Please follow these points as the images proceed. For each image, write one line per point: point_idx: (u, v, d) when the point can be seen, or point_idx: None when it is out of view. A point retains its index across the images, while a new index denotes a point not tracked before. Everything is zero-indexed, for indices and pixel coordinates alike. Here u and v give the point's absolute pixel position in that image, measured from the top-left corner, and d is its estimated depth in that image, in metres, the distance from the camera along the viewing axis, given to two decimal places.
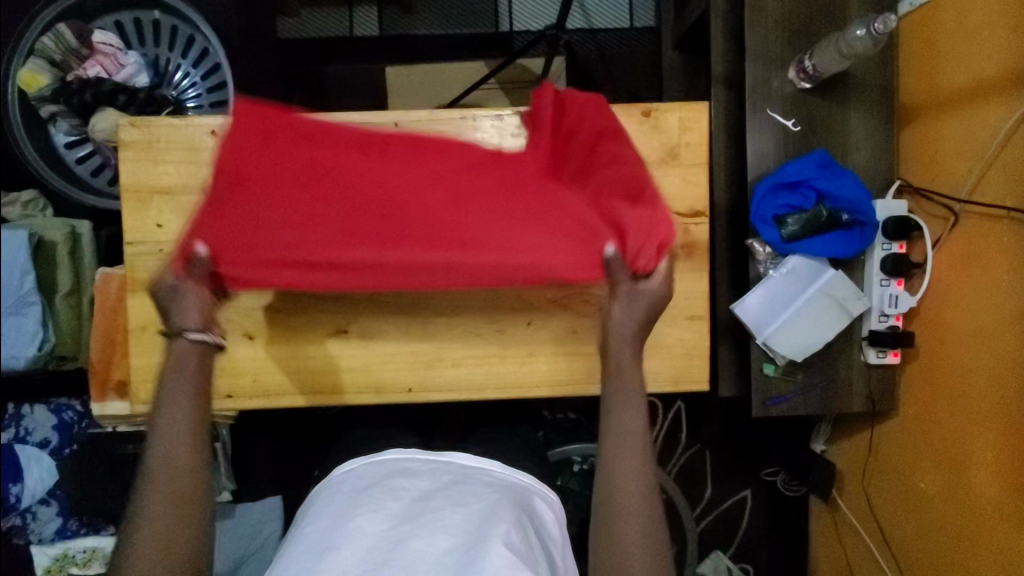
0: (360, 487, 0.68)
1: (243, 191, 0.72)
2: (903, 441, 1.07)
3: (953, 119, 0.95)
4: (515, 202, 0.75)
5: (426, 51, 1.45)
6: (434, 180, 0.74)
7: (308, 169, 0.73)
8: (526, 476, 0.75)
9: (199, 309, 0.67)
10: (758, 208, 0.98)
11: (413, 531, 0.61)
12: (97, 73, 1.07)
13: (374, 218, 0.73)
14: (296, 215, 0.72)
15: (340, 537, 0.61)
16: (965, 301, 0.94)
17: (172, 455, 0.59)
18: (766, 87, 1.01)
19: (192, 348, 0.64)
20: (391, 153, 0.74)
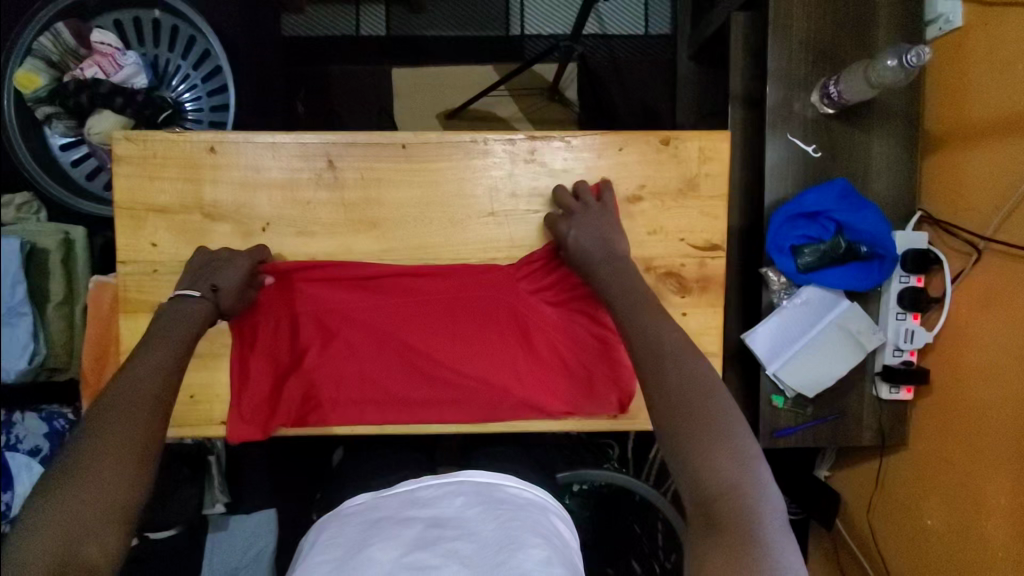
0: (373, 516, 0.66)
1: (261, 331, 0.77)
2: (913, 476, 1.05)
3: (980, 152, 0.91)
4: (508, 333, 0.79)
5: (434, 53, 1.41)
6: (435, 320, 0.78)
7: (316, 333, 0.77)
8: (543, 492, 0.72)
9: (233, 273, 0.72)
10: (774, 237, 0.95)
11: (428, 561, 0.58)
12: (95, 74, 1.03)
13: (380, 360, 0.77)
14: (309, 358, 0.77)
15: (352, 568, 0.58)
16: (984, 340, 0.91)
17: (133, 396, 0.59)
18: (787, 109, 0.97)
19: (200, 304, 0.69)
20: (396, 348, 0.78)
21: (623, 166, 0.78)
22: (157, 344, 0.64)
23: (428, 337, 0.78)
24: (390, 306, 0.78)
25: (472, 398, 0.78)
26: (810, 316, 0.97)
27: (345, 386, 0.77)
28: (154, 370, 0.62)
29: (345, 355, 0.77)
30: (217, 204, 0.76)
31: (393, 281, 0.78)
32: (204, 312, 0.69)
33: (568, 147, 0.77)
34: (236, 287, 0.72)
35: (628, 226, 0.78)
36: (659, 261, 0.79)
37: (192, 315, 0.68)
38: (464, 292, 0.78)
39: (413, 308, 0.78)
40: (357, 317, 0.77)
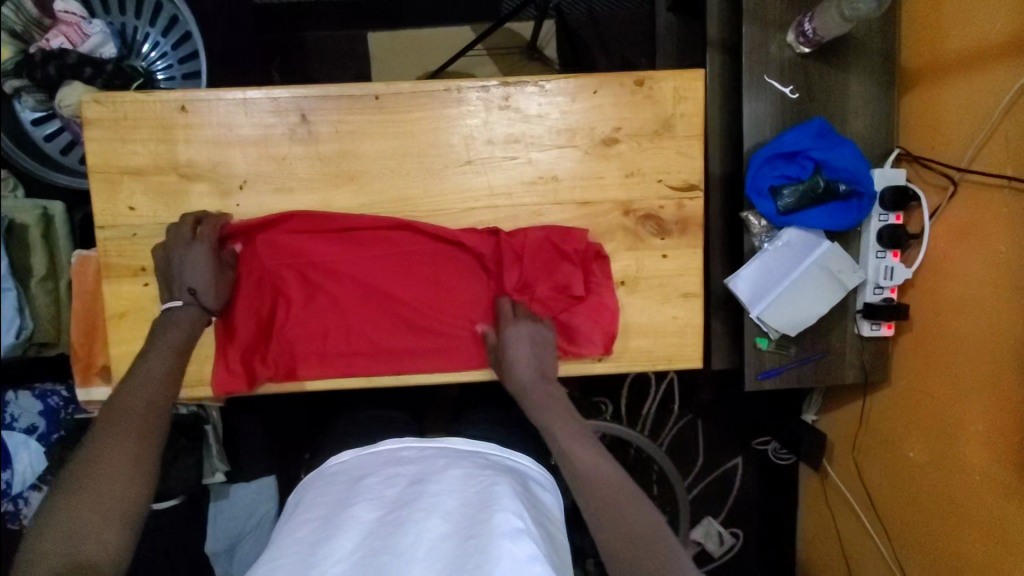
0: (357, 476, 0.68)
1: (241, 288, 0.77)
2: (896, 413, 1.07)
3: (955, 84, 0.91)
4: (490, 281, 0.80)
5: (409, 15, 1.38)
6: (418, 273, 0.79)
7: (299, 289, 0.78)
8: (525, 461, 0.74)
9: (207, 272, 0.72)
10: (753, 179, 0.96)
11: (410, 514, 0.59)
12: (61, 44, 1.02)
13: (364, 313, 0.78)
14: (293, 313, 0.78)
15: (336, 526, 0.60)
16: (961, 272, 0.93)
17: (142, 399, 0.63)
18: (763, 51, 0.97)
19: (189, 316, 0.71)
20: (381, 300, 0.79)
21: (598, 109, 0.78)
22: (148, 359, 0.67)
23: (412, 290, 0.79)
24: (371, 261, 0.78)
25: (459, 345, 0.79)
26: (792, 256, 0.98)
27: (333, 339, 0.78)
28: (144, 387, 0.64)
29: (330, 309, 0.78)
30: (192, 164, 0.76)
31: (374, 234, 0.78)
32: (196, 319, 0.72)
33: (542, 91, 0.77)
34: (207, 284, 0.72)
35: (606, 169, 0.79)
36: (638, 204, 0.80)
37: (183, 325, 0.71)
38: (445, 244, 0.79)
39: (396, 261, 0.78)
40: (340, 273, 0.78)
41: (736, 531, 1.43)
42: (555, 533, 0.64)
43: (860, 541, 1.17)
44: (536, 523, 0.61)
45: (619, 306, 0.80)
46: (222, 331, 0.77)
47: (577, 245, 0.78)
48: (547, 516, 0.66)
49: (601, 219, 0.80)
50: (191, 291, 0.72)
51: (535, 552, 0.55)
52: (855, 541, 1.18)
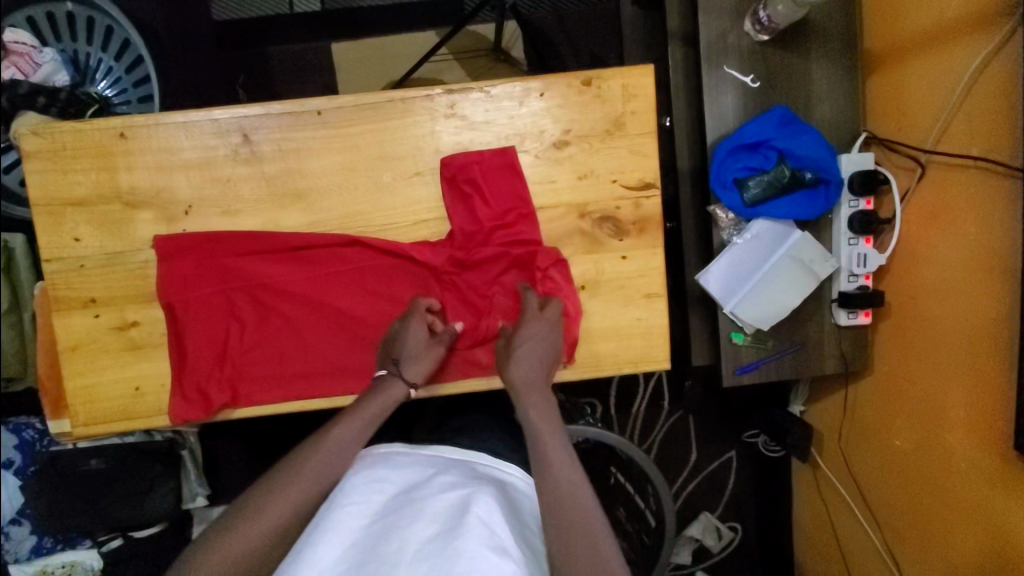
0: (340, 479, 0.61)
1: (190, 312, 0.76)
2: (881, 397, 1.05)
3: (916, 65, 0.90)
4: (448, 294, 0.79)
5: (371, 23, 1.37)
6: (374, 288, 0.78)
7: (254, 309, 0.77)
8: (515, 470, 0.67)
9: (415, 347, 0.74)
10: (717, 172, 0.94)
11: (395, 521, 0.54)
12: (13, 75, 0.99)
13: (318, 332, 0.77)
14: (246, 336, 0.77)
15: (320, 529, 0.54)
16: (935, 250, 0.91)
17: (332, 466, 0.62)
18: (722, 42, 0.95)
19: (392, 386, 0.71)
20: (337, 317, 0.77)
21: (547, 112, 0.76)
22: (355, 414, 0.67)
23: (369, 305, 0.78)
24: (325, 277, 0.77)
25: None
26: (762, 249, 0.96)
27: (290, 358, 0.77)
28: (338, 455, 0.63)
29: (285, 328, 0.77)
30: (135, 191, 0.75)
31: (323, 252, 0.76)
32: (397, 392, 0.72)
33: (489, 97, 0.75)
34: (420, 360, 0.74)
35: (558, 172, 0.77)
36: (594, 205, 0.78)
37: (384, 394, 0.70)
38: (400, 260, 0.77)
39: (351, 276, 0.77)
40: (294, 292, 0.77)
41: (734, 525, 1.41)
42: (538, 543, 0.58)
43: (853, 532, 1.14)
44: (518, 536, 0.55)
45: (581, 311, 0.79)
46: (174, 355, 0.76)
47: (530, 252, 0.77)
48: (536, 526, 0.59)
49: (558, 224, 0.78)
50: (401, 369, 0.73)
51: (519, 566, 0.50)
52: (846, 529, 1.16)
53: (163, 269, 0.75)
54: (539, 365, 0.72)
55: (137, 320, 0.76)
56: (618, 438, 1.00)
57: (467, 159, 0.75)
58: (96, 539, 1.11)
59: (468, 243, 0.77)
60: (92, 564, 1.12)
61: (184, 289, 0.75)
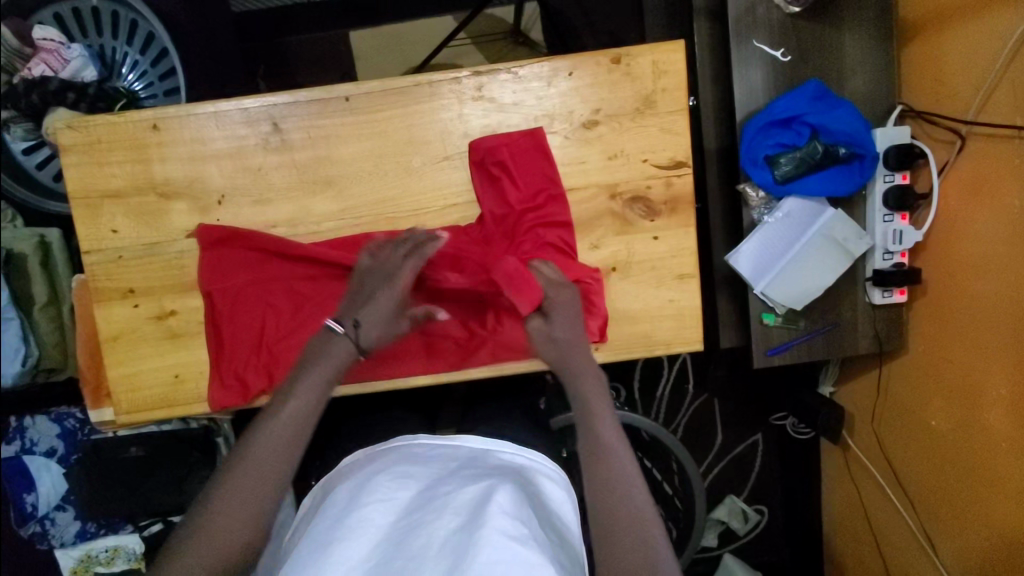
0: (366, 472, 0.64)
1: (226, 303, 0.77)
2: (913, 380, 1.04)
3: (957, 31, 0.86)
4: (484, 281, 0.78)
5: (389, 9, 1.36)
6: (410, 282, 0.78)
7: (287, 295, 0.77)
8: (535, 457, 0.69)
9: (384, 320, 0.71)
10: (747, 149, 0.92)
11: (422, 518, 0.57)
12: (43, 71, 1.02)
13: None
14: (283, 326, 0.77)
15: (348, 527, 0.57)
16: (972, 231, 0.89)
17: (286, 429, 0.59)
18: (751, 15, 0.93)
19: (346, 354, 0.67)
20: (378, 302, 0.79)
21: (575, 92, 0.75)
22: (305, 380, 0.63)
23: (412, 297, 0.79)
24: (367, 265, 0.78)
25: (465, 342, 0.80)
26: (794, 228, 0.94)
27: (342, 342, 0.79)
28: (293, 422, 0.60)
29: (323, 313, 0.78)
30: (170, 182, 0.75)
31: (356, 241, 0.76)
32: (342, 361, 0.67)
33: (517, 78, 0.75)
34: (376, 320, 0.71)
35: (588, 153, 0.76)
36: (624, 186, 0.77)
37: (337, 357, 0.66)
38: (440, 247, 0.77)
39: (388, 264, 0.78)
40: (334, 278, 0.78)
41: (760, 507, 1.41)
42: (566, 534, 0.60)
43: (885, 512, 1.13)
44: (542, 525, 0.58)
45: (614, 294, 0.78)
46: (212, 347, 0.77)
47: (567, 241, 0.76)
48: (555, 516, 0.61)
49: (588, 205, 0.77)
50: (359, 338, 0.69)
51: (539, 559, 0.52)
52: (878, 510, 1.16)
53: (205, 257, 0.76)
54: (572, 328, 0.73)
55: (175, 309, 0.78)
56: (646, 421, 1.00)
57: (495, 142, 0.75)
58: (137, 524, 1.15)
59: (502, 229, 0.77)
60: (133, 550, 1.16)
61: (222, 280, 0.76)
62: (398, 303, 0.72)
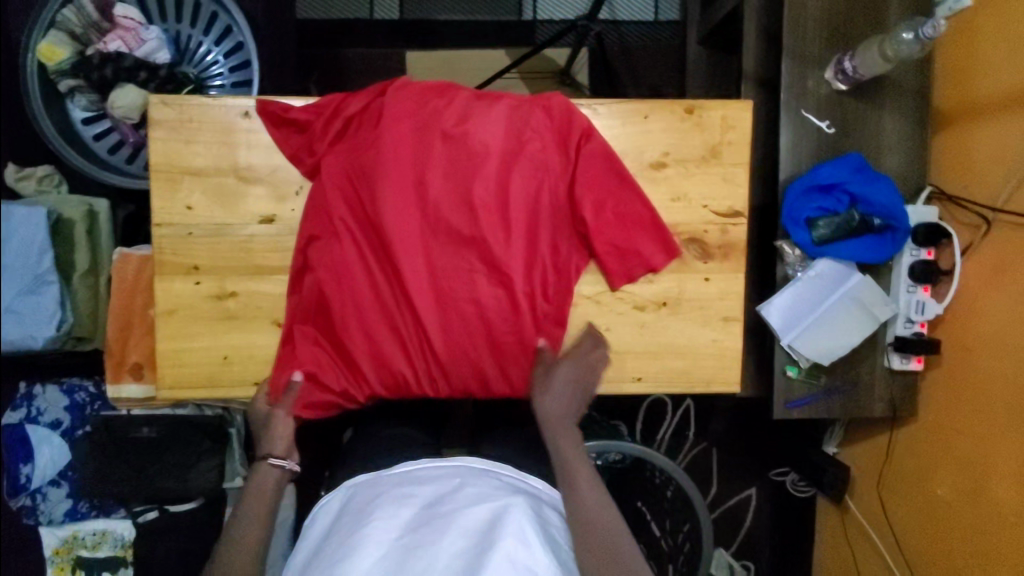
0: (372, 493, 0.67)
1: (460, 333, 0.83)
2: (920, 446, 1.08)
3: (989, 127, 0.94)
4: (434, 234, 0.82)
5: (447, 36, 1.42)
6: (519, 181, 0.83)
7: (523, 312, 0.82)
8: (537, 481, 0.73)
9: (284, 438, 0.78)
10: (791, 209, 0.97)
11: (424, 538, 0.60)
12: (118, 48, 1.05)
13: (462, 289, 0.83)
14: (458, 340, 0.82)
15: (351, 544, 0.60)
16: (990, 309, 0.95)
17: (244, 538, 0.68)
18: (802, 86, 1.00)
19: (273, 473, 0.74)
20: (444, 228, 0.82)
21: (648, 133, 0.87)
22: (254, 497, 0.72)
23: (327, 245, 0.81)
24: (609, 194, 0.84)
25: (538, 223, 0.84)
26: (825, 287, 0.99)
27: (363, 337, 0.81)
28: (255, 519, 0.70)
29: (383, 319, 0.81)
30: (251, 168, 0.84)
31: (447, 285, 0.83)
32: (281, 475, 0.75)
33: (594, 114, 0.86)
34: (281, 438, 0.77)
35: (654, 190, 0.88)
36: (683, 227, 0.88)
37: (263, 485, 0.73)
38: (462, 259, 0.83)
39: (538, 219, 0.84)
40: (559, 246, 0.85)
41: (747, 563, 1.41)
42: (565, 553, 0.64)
43: None
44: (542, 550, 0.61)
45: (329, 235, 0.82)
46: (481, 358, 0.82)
47: (322, 124, 0.83)
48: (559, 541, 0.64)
49: None
50: (268, 455, 0.75)
51: None
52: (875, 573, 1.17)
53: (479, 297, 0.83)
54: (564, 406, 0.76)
55: (235, 291, 0.84)
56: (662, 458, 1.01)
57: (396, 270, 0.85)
58: (131, 509, 1.12)
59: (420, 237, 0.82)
60: (123, 536, 1.13)
61: (444, 349, 0.82)
62: (265, 410, 0.80)
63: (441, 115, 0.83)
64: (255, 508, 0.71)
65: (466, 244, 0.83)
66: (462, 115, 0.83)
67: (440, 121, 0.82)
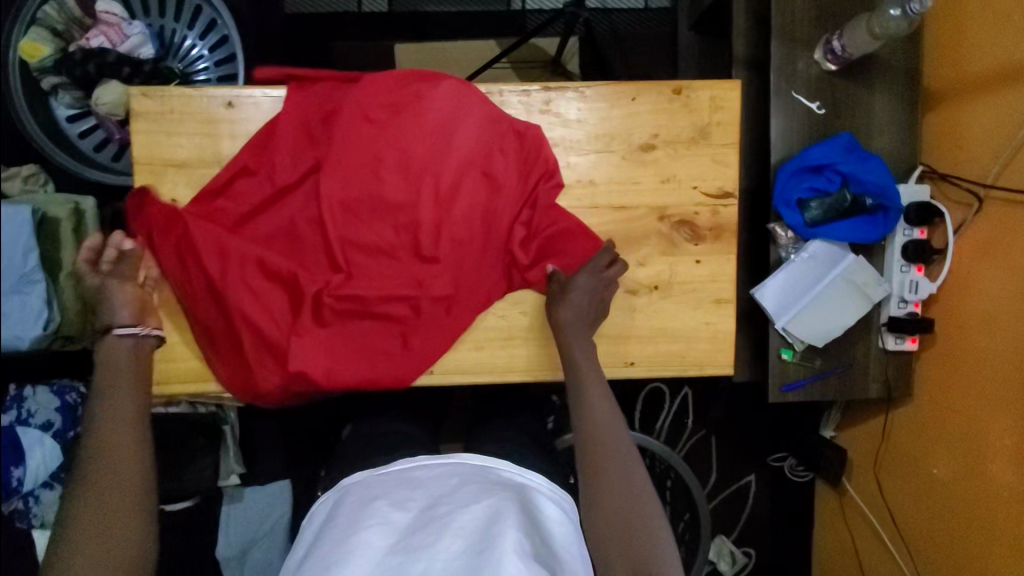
0: (366, 495, 0.65)
1: (353, 309, 0.84)
2: (918, 428, 1.07)
3: (979, 104, 0.94)
4: (363, 211, 0.85)
5: (436, 28, 1.41)
6: (464, 186, 0.85)
7: (424, 310, 0.84)
8: (536, 478, 0.72)
9: (128, 307, 0.79)
10: (782, 191, 0.97)
11: (423, 540, 0.59)
12: (101, 43, 1.04)
13: (369, 270, 0.85)
14: (348, 316, 0.85)
15: (346, 550, 0.58)
16: (985, 288, 0.94)
17: (112, 424, 0.70)
18: (791, 67, 0.99)
19: (123, 342, 0.77)
20: (377, 213, 0.85)
21: (637, 115, 0.87)
22: (114, 390, 0.73)
23: (257, 184, 0.85)
24: (540, 220, 0.87)
25: (474, 226, 0.85)
26: (818, 268, 0.98)
27: (266, 280, 0.85)
28: (126, 409, 0.72)
29: (288, 286, 0.84)
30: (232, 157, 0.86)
31: (359, 263, 0.85)
32: (136, 346, 0.78)
33: (581, 98, 0.87)
34: (117, 306, 0.79)
35: (643, 174, 0.87)
36: (674, 209, 0.88)
37: (117, 354, 0.76)
38: (381, 244, 0.85)
39: (473, 227, 0.85)
40: (488, 264, 0.86)
41: (748, 550, 1.41)
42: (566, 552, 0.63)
43: (880, 559, 1.15)
44: (544, 549, 0.60)
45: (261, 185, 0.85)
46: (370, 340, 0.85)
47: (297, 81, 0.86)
48: (561, 538, 0.64)
49: (637, 224, 0.88)
50: (112, 327, 0.77)
51: None
52: (874, 557, 1.16)
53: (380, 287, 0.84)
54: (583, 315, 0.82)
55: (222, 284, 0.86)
56: (660, 446, 1.01)
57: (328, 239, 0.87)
58: None
59: (346, 211, 0.84)
60: None
61: (332, 323, 0.85)
62: (134, 316, 0.79)
63: (420, 102, 0.84)
64: (124, 397, 0.73)
65: (391, 232, 0.85)
66: (439, 110, 0.84)
67: (414, 108, 0.84)
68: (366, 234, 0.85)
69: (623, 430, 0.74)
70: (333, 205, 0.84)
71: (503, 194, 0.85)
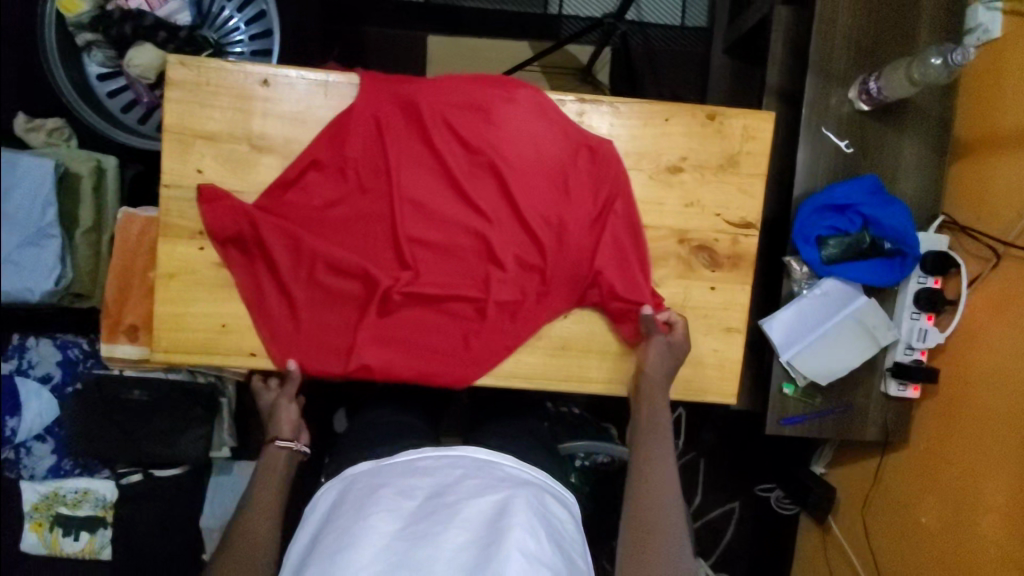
0: (372, 483, 0.66)
1: (418, 310, 0.87)
2: (909, 474, 1.08)
3: (1007, 161, 0.93)
4: (438, 214, 0.86)
5: (471, 24, 1.41)
6: (542, 199, 0.86)
7: (488, 319, 0.86)
8: (542, 473, 0.72)
9: (290, 423, 0.87)
10: (801, 226, 0.97)
11: (427, 530, 0.60)
12: (139, 6, 1.04)
13: (437, 272, 0.86)
14: (412, 316, 0.86)
15: (352, 535, 0.60)
16: (993, 344, 0.94)
17: (256, 526, 0.76)
18: (825, 103, 0.99)
19: (280, 452, 0.83)
20: (453, 217, 0.86)
21: (668, 136, 0.88)
22: (262, 482, 0.80)
23: (330, 178, 0.86)
24: (613, 241, 0.87)
25: (542, 240, 0.86)
26: (829, 307, 0.98)
27: (335, 277, 0.86)
28: (268, 500, 0.78)
29: (358, 280, 0.86)
30: (264, 137, 0.86)
31: (427, 264, 0.86)
32: (290, 454, 0.85)
33: (614, 113, 0.87)
34: (284, 421, 0.86)
35: (667, 196, 0.88)
36: (694, 234, 0.88)
37: (274, 463, 0.82)
38: (454, 247, 0.86)
39: (544, 240, 0.86)
40: (556, 277, 0.86)
41: None
42: (568, 548, 0.64)
43: None
44: (547, 547, 0.61)
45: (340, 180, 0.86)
46: (429, 342, 0.87)
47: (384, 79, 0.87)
48: (563, 536, 0.65)
49: (658, 245, 0.88)
50: (276, 438, 0.85)
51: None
52: None
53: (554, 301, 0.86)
54: (662, 370, 0.85)
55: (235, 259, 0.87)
56: None
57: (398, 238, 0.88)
58: (115, 470, 1.11)
59: (422, 212, 0.86)
60: (104, 496, 1.13)
61: (395, 321, 0.86)
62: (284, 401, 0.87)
63: (492, 111, 0.86)
64: (265, 490, 0.79)
65: (463, 238, 0.86)
66: (509, 117, 0.86)
67: (494, 118, 0.86)
68: (440, 237, 0.86)
69: (672, 466, 0.80)
70: (410, 206, 0.86)
71: (581, 212, 0.86)
